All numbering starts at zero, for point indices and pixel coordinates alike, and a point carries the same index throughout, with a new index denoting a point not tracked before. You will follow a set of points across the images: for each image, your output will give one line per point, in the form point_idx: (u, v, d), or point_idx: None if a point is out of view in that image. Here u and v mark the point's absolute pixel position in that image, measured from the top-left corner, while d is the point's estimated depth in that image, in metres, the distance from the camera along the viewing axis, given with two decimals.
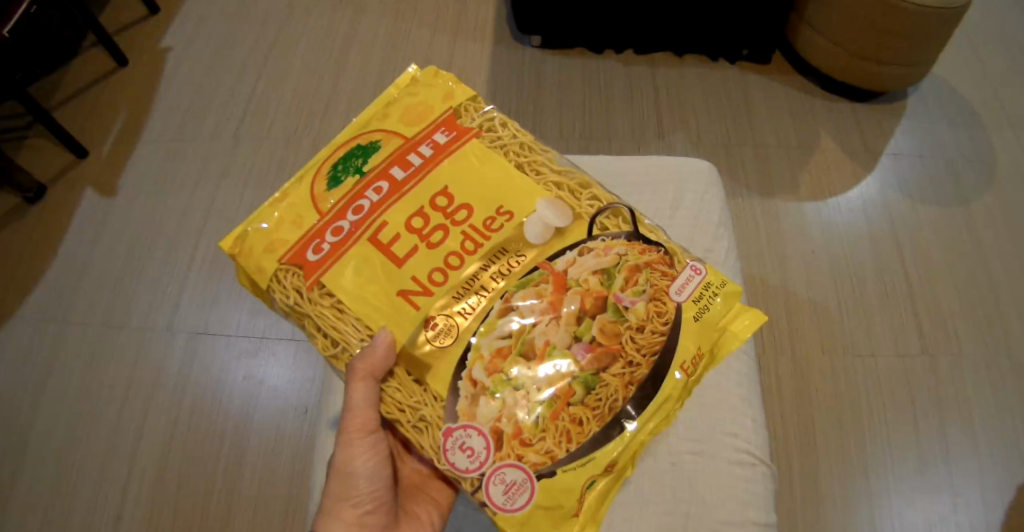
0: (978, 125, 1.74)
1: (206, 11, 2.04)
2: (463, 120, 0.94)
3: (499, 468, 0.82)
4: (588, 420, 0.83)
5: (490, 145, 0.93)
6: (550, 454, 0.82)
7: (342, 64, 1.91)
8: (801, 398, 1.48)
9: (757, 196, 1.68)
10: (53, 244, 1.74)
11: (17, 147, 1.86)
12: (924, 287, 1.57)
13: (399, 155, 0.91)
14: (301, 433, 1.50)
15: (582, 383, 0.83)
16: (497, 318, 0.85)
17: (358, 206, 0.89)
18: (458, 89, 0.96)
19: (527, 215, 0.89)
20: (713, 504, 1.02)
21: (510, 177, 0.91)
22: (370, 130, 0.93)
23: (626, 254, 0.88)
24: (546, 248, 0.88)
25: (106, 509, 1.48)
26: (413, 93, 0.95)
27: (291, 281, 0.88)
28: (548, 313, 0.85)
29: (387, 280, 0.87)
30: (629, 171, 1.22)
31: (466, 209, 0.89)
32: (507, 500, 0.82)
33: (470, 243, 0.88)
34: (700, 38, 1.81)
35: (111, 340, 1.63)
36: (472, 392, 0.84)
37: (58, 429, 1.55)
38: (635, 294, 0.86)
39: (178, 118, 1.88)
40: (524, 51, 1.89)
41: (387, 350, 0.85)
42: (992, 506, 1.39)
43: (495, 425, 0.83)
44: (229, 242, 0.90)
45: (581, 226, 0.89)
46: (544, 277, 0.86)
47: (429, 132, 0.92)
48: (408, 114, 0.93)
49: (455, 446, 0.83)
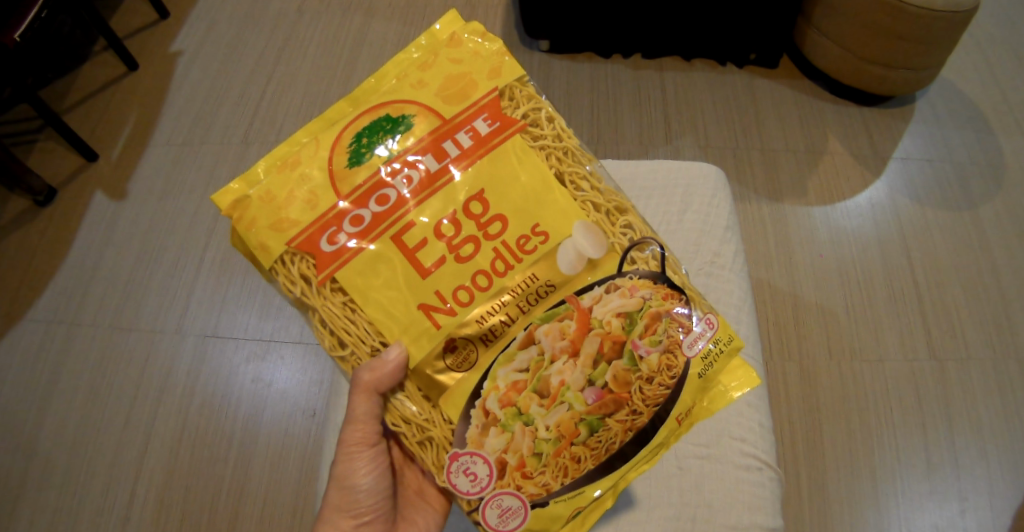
0: (987, 129, 1.74)
1: (216, 15, 2.05)
2: (507, 105, 0.92)
3: (498, 495, 0.87)
4: (585, 458, 0.88)
5: (531, 143, 0.92)
6: (547, 487, 0.87)
7: (351, 69, 1.92)
8: (809, 403, 1.48)
9: (765, 200, 1.68)
10: (63, 246, 1.75)
11: (29, 150, 1.87)
12: (932, 290, 1.57)
13: (434, 142, 0.90)
14: (308, 438, 1.51)
15: (587, 425, 0.87)
16: (517, 350, 0.87)
17: (382, 197, 0.88)
18: (507, 66, 0.93)
19: (562, 238, 0.89)
20: (720, 508, 1.02)
21: (549, 187, 0.90)
22: (403, 99, 0.91)
23: (650, 298, 0.89)
24: (576, 277, 0.89)
25: (115, 509, 1.49)
26: (457, 60, 0.92)
27: (300, 268, 0.89)
28: (567, 352, 0.87)
29: (409, 288, 0.87)
30: (636, 177, 1.23)
31: (500, 222, 0.89)
32: (501, 521, 0.87)
33: (501, 263, 0.88)
34: (709, 43, 1.81)
35: (121, 342, 1.64)
36: (483, 422, 0.87)
37: (68, 430, 1.56)
38: (651, 343, 0.89)
39: (188, 122, 1.89)
40: (533, 55, 1.90)
41: (398, 368, 0.87)
42: (1001, 512, 1.38)
43: (500, 456, 0.86)
44: (230, 205, 0.89)
45: (612, 259, 0.90)
46: (569, 313, 0.88)
47: (469, 116, 0.90)
48: (448, 87, 0.91)
49: (459, 469, 0.87)
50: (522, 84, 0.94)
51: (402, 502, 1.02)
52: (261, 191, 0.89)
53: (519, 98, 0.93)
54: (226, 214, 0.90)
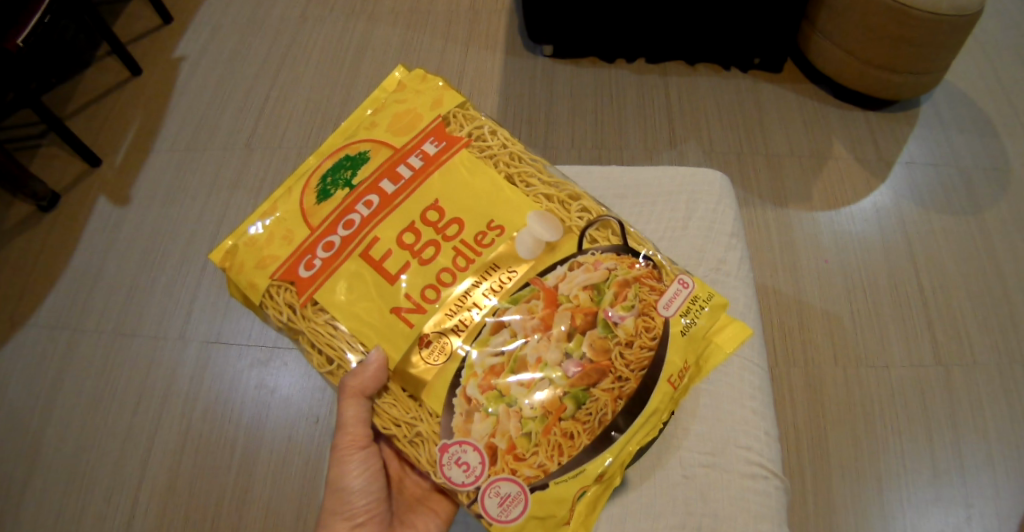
0: (991, 133, 1.73)
1: (219, 20, 2.05)
2: (452, 127, 0.97)
3: (494, 482, 0.86)
4: (578, 434, 0.87)
5: (479, 154, 0.96)
6: (543, 468, 0.86)
7: (354, 74, 1.92)
8: (814, 408, 1.47)
9: (770, 205, 1.68)
10: (66, 251, 1.75)
11: (33, 156, 1.87)
12: (937, 296, 1.56)
13: (389, 167, 0.94)
14: (310, 441, 1.50)
15: (573, 398, 0.87)
16: (489, 335, 0.88)
17: (349, 221, 0.92)
18: (447, 95, 0.99)
19: (518, 230, 0.92)
20: (725, 516, 1.01)
21: (500, 189, 0.94)
22: (358, 140, 0.96)
23: (615, 269, 0.91)
24: (537, 262, 0.91)
25: (118, 515, 1.49)
26: (401, 99, 0.98)
27: (284, 297, 0.92)
28: (539, 329, 0.88)
29: (380, 296, 0.90)
30: (641, 182, 1.22)
31: (457, 224, 0.92)
32: (503, 511, 0.86)
33: (462, 259, 0.91)
34: (712, 48, 1.80)
35: (123, 347, 1.63)
36: (467, 408, 0.87)
37: (70, 435, 1.56)
38: (625, 309, 0.90)
39: (191, 127, 1.89)
40: (536, 61, 1.90)
41: (379, 369, 0.89)
42: (1007, 518, 1.37)
43: (489, 441, 0.86)
44: (221, 256, 0.95)
45: (571, 239, 0.93)
46: (535, 294, 0.89)
47: (418, 142, 0.95)
48: (396, 123, 0.97)
49: (451, 461, 0.87)
50: (464, 109, 1.00)
51: (401, 507, 1.01)
52: (245, 239, 0.94)
53: (463, 120, 0.98)
54: (220, 269, 0.95)
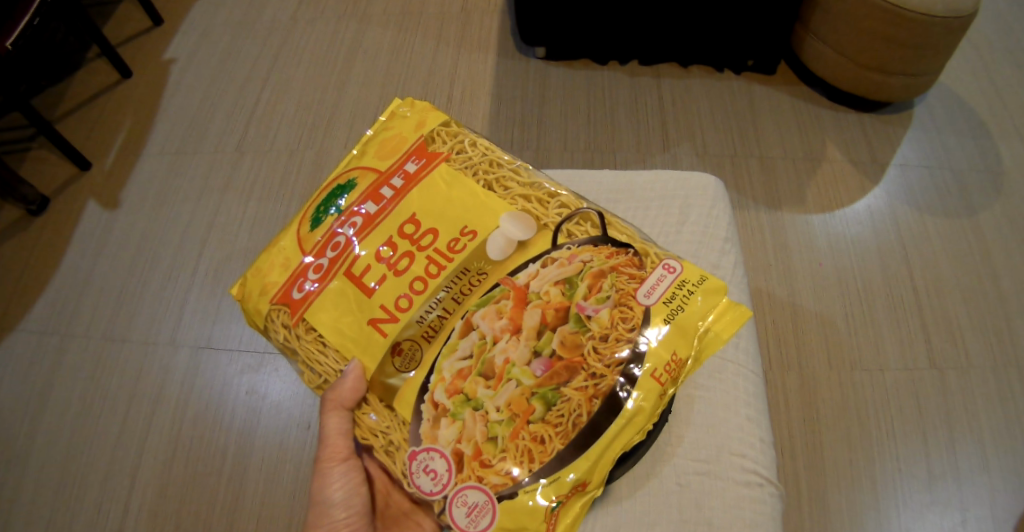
0: (987, 135, 1.73)
1: (209, 23, 2.04)
2: (434, 145, 0.97)
3: (461, 491, 0.84)
4: (550, 437, 0.84)
5: (459, 168, 0.96)
6: (512, 475, 0.83)
7: (347, 76, 1.90)
8: (809, 413, 1.46)
9: (764, 208, 1.67)
10: (56, 256, 1.74)
11: (22, 159, 1.86)
12: (932, 299, 1.56)
13: (372, 190, 0.94)
14: (300, 448, 1.48)
15: (541, 399, 0.85)
16: (458, 339, 0.88)
17: (335, 243, 0.92)
18: (431, 116, 0.99)
19: (490, 231, 0.91)
20: (719, 526, 1.00)
21: (478, 199, 0.93)
22: (349, 168, 0.97)
23: (590, 261, 0.89)
24: (506, 263, 0.91)
25: (107, 523, 1.47)
26: (389, 127, 0.99)
27: (281, 320, 0.92)
28: (508, 330, 0.87)
29: (359, 309, 0.90)
30: (634, 187, 1.21)
31: (432, 234, 0.92)
32: (471, 521, 0.83)
33: (434, 266, 0.90)
34: (704, 49, 1.80)
35: (113, 354, 1.62)
36: (434, 414, 0.86)
37: (60, 443, 1.54)
38: (599, 302, 0.87)
39: (181, 129, 1.88)
40: (529, 63, 1.89)
41: (357, 380, 0.89)
42: (1003, 522, 1.37)
43: (456, 448, 0.85)
44: (236, 288, 0.96)
45: (545, 236, 0.92)
46: (504, 293, 0.89)
47: (400, 162, 0.95)
48: (383, 148, 0.97)
49: (419, 469, 0.86)
50: (449, 127, 0.99)
51: (384, 522, 1.00)
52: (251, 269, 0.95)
53: (446, 138, 0.98)
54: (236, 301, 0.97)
